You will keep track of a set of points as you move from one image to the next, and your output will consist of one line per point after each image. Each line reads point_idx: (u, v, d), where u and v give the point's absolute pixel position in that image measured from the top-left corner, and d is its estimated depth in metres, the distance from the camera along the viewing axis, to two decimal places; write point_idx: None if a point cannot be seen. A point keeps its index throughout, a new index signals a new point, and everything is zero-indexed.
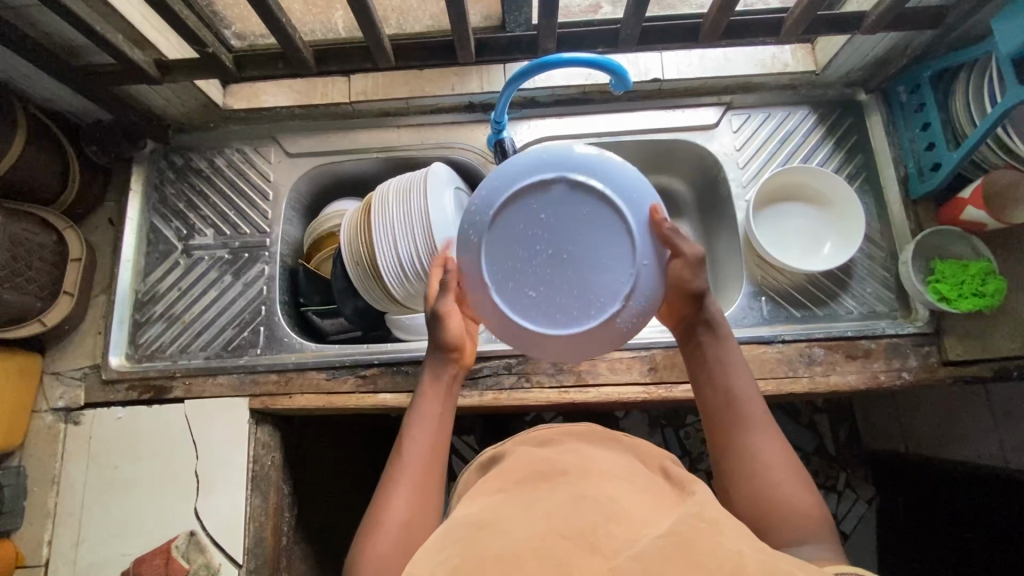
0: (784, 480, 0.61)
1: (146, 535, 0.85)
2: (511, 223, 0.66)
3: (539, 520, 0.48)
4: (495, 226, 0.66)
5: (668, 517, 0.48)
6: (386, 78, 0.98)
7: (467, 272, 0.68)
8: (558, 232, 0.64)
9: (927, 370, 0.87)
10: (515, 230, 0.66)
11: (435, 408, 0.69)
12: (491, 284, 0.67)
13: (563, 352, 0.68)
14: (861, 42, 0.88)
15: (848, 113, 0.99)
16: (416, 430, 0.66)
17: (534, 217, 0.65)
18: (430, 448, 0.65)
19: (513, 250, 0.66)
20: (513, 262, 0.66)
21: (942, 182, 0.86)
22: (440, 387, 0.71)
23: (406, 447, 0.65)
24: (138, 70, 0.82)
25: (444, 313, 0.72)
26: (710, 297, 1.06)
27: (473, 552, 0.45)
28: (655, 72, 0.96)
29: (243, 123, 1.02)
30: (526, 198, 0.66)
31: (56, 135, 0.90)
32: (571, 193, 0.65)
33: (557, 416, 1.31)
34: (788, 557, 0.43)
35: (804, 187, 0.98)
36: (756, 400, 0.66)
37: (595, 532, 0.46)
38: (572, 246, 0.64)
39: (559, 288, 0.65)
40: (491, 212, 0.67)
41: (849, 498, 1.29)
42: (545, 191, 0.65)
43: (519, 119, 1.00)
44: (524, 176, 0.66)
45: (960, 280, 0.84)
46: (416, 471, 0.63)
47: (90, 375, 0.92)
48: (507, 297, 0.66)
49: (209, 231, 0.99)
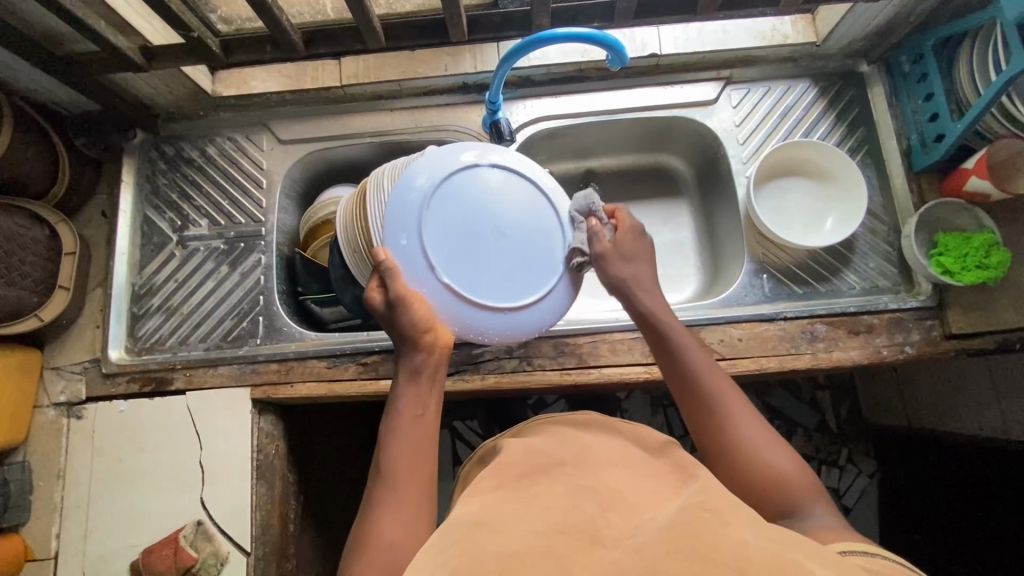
0: (764, 437, 0.62)
1: (154, 526, 0.85)
2: (446, 202, 0.69)
3: (539, 515, 0.47)
4: (427, 208, 0.68)
5: (668, 506, 0.48)
6: (377, 59, 0.95)
7: (406, 260, 0.68)
8: (492, 213, 0.69)
9: (929, 344, 0.86)
10: (453, 217, 0.69)
11: (413, 411, 0.67)
12: (442, 264, 0.68)
13: (505, 325, 0.70)
14: (862, 10, 0.86)
15: (850, 84, 0.97)
16: (397, 440, 0.64)
17: (462, 205, 0.69)
18: (416, 447, 0.64)
19: (456, 234, 0.68)
20: (455, 242, 0.68)
21: (946, 153, 0.84)
22: (416, 386, 0.68)
23: (391, 462, 0.63)
24: (122, 57, 0.80)
25: (400, 297, 0.67)
26: (712, 276, 1.05)
27: (472, 549, 0.44)
28: (653, 46, 0.94)
29: (234, 110, 1.00)
30: (454, 183, 0.69)
31: (42, 125, 0.88)
32: (499, 176, 0.71)
33: (559, 399, 1.31)
34: (797, 546, 0.42)
35: (806, 163, 0.97)
36: (718, 382, 0.66)
37: (594, 525, 0.45)
38: (503, 221, 0.69)
39: (497, 268, 0.69)
40: (422, 200, 0.68)
41: (851, 472, 1.31)
42: (477, 169, 0.70)
43: (515, 99, 0.98)
44: (450, 164, 0.70)
45: (963, 252, 0.83)
46: (403, 489, 0.61)
47: (90, 370, 0.92)
48: (452, 276, 0.68)
49: (203, 221, 0.98)
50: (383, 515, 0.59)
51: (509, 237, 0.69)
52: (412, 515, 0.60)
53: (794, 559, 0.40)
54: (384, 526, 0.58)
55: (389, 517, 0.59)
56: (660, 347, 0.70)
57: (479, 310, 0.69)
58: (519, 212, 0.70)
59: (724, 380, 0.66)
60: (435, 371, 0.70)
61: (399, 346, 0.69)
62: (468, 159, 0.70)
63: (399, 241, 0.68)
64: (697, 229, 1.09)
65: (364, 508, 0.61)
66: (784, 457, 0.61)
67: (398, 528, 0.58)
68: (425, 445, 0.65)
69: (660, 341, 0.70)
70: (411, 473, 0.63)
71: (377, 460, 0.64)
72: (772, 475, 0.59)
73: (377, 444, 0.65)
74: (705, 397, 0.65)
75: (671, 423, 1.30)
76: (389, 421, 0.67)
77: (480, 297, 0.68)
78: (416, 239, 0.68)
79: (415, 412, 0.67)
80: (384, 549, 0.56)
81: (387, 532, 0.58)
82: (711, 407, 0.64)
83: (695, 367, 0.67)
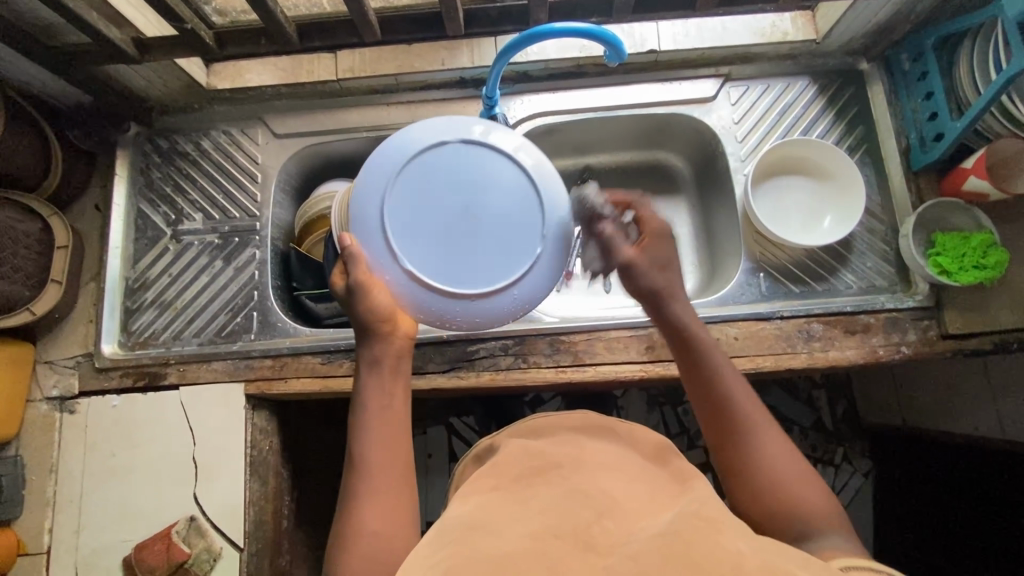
0: (790, 459, 0.60)
1: (147, 521, 0.85)
2: (411, 184, 0.65)
3: (533, 519, 0.47)
4: (390, 191, 0.64)
5: (663, 511, 0.47)
6: (373, 53, 0.95)
7: (372, 247, 0.64)
8: (462, 192, 0.65)
9: (926, 344, 0.86)
10: (419, 199, 0.64)
11: (380, 398, 0.65)
12: (408, 252, 0.64)
13: (479, 312, 0.66)
14: (863, 7, 0.85)
15: (849, 82, 0.97)
16: (369, 429, 0.62)
17: (429, 185, 0.65)
18: (388, 438, 0.62)
19: (424, 217, 0.64)
20: (423, 226, 0.64)
21: (945, 152, 0.84)
22: (380, 373, 0.66)
23: (365, 453, 0.61)
24: (115, 49, 0.79)
25: (360, 284, 0.64)
26: (709, 274, 1.05)
27: (465, 553, 0.44)
28: (652, 42, 0.93)
29: (229, 103, 0.99)
30: (419, 163, 0.65)
31: (35, 118, 0.87)
32: (468, 153, 0.66)
33: (555, 397, 1.31)
34: (792, 554, 0.42)
35: (805, 161, 0.96)
36: (747, 398, 0.63)
37: (588, 529, 0.45)
38: (473, 200, 0.65)
39: (468, 252, 0.64)
40: (384, 184, 0.64)
41: (846, 471, 1.30)
42: (444, 147, 0.66)
43: (512, 94, 0.97)
44: (415, 143, 0.66)
45: (961, 252, 0.83)
46: (381, 480, 0.60)
47: (83, 364, 0.91)
48: (418, 262, 0.64)
49: (198, 215, 0.97)
50: (364, 510, 0.58)
51: (479, 218, 0.65)
52: (393, 507, 0.58)
53: (790, 566, 0.39)
54: (366, 521, 0.57)
55: (369, 510, 0.57)
56: (693, 364, 0.66)
57: (445, 297, 0.64)
58: (490, 191, 0.65)
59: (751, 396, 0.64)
60: (397, 358, 0.67)
61: (362, 335, 0.67)
62: (434, 138, 0.66)
63: (361, 227, 0.64)
64: (694, 227, 1.09)
65: (342, 503, 0.59)
66: (813, 488, 0.59)
67: (381, 521, 0.57)
68: (396, 434, 0.63)
69: (693, 358, 0.67)
70: (386, 462, 0.61)
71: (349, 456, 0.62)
72: (792, 495, 0.58)
73: (348, 439, 0.63)
74: (738, 420, 0.62)
75: (667, 421, 1.30)
76: (356, 414, 0.64)
77: (444, 281, 0.64)
78: (380, 224, 0.64)
79: (383, 402, 0.65)
80: (367, 543, 0.55)
81: (369, 525, 0.56)
82: (744, 430, 0.62)
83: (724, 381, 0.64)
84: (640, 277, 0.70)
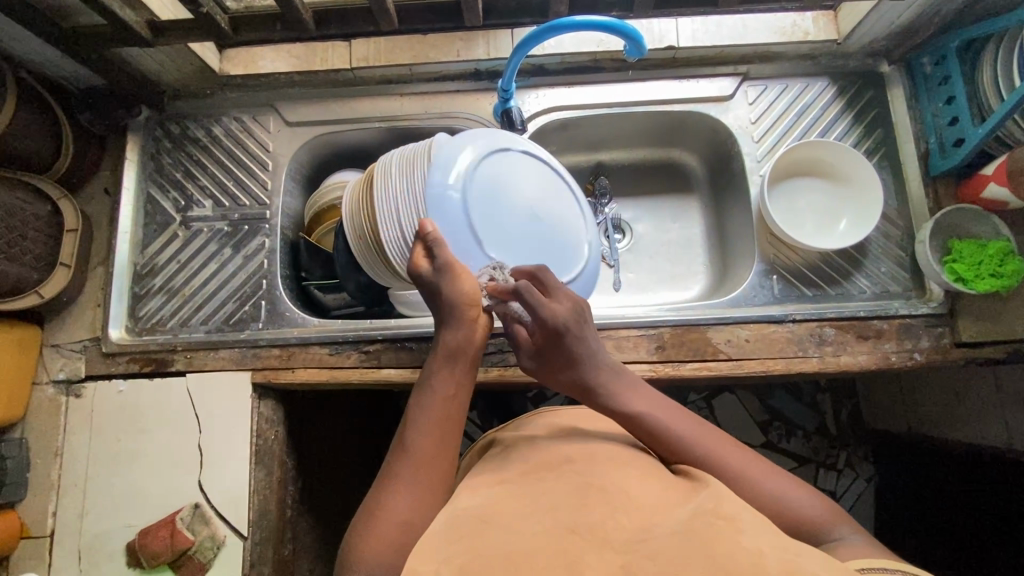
0: (775, 478, 0.57)
1: (151, 507, 0.85)
2: (482, 173, 0.78)
3: (546, 513, 0.47)
4: (467, 177, 0.77)
5: (680, 508, 0.47)
6: (388, 42, 0.94)
7: (451, 218, 0.74)
8: (523, 189, 0.80)
9: (939, 351, 0.85)
10: (490, 186, 0.78)
11: (446, 391, 0.63)
12: (484, 233, 0.76)
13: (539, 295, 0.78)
14: (887, 9, 0.84)
15: (869, 85, 0.96)
16: (426, 418, 0.61)
17: (497, 179, 0.79)
18: (443, 429, 0.61)
19: (494, 206, 0.77)
20: (494, 211, 0.77)
21: (966, 158, 0.83)
22: (451, 368, 0.65)
23: (414, 440, 0.59)
24: (130, 32, 0.78)
25: (444, 266, 0.66)
26: (720, 275, 1.04)
27: (478, 548, 0.43)
28: (670, 38, 0.92)
29: (241, 90, 0.98)
30: (486, 159, 0.79)
31: (47, 99, 0.86)
32: (523, 159, 0.82)
33: (559, 393, 1.31)
34: (810, 553, 0.41)
35: (822, 163, 0.95)
36: (703, 438, 0.60)
37: (602, 525, 0.45)
38: (532, 198, 0.80)
39: (529, 238, 0.79)
40: (462, 168, 0.77)
41: (848, 475, 1.31)
42: (505, 152, 0.81)
43: (527, 88, 0.96)
44: (481, 144, 0.80)
45: (978, 260, 0.82)
46: (419, 469, 0.57)
47: (90, 349, 0.91)
48: (489, 240, 0.76)
49: (207, 202, 0.97)
50: (393, 494, 0.55)
51: (538, 212, 0.80)
52: (424, 497, 0.56)
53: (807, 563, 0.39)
54: (397, 505, 0.54)
55: (401, 495, 0.55)
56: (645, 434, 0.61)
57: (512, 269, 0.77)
58: (542, 193, 0.81)
59: (711, 433, 0.60)
60: (470, 356, 0.66)
61: (445, 321, 0.67)
62: (497, 143, 0.81)
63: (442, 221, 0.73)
64: (706, 227, 1.08)
65: (376, 485, 0.58)
66: (801, 494, 0.57)
67: (412, 507, 0.55)
68: (450, 428, 0.61)
69: (642, 430, 0.61)
70: (433, 453, 0.59)
71: (400, 434, 0.61)
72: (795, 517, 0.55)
73: (404, 417, 0.62)
74: (721, 472, 0.57)
75: None
76: (418, 395, 0.64)
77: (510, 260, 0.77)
78: (457, 204, 0.75)
79: (446, 391, 0.63)
80: (394, 526, 0.53)
81: (399, 510, 0.54)
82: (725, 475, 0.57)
83: (680, 434, 0.60)
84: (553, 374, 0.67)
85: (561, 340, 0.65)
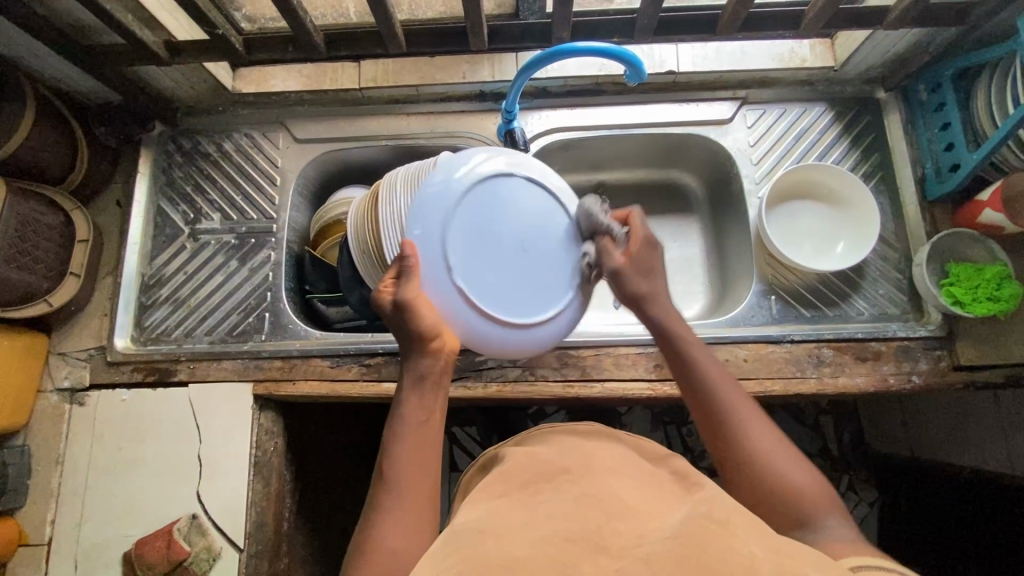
0: (780, 451, 0.60)
1: (149, 516, 0.85)
2: (479, 202, 0.69)
3: (544, 521, 0.47)
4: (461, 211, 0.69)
5: (673, 516, 0.47)
6: (396, 64, 0.97)
7: (430, 259, 0.67)
8: (518, 221, 0.70)
9: (938, 374, 0.85)
10: (483, 216, 0.69)
11: (417, 416, 0.63)
12: (466, 276, 0.68)
13: (502, 346, 0.71)
14: (882, 38, 0.86)
15: (865, 110, 0.98)
16: (400, 448, 0.61)
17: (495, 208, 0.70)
18: (421, 456, 0.61)
19: (486, 242, 0.69)
20: (481, 245, 0.69)
21: (960, 183, 0.84)
22: (419, 392, 0.64)
23: (393, 471, 0.60)
24: (147, 51, 0.81)
25: (406, 302, 0.64)
26: (719, 293, 1.05)
27: (476, 555, 0.44)
28: (671, 64, 0.95)
29: (253, 107, 1.01)
30: (489, 184, 0.70)
31: (64, 113, 0.89)
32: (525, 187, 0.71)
33: (559, 410, 1.31)
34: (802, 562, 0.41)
35: (818, 186, 0.97)
36: (726, 383, 0.65)
37: (601, 533, 0.45)
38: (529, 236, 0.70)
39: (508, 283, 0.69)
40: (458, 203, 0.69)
41: (851, 499, 1.29)
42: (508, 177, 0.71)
43: (530, 109, 0.99)
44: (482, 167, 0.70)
45: (975, 284, 0.82)
46: (402, 500, 0.58)
47: (95, 357, 0.92)
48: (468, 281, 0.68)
49: (216, 215, 0.99)
50: (382, 527, 0.56)
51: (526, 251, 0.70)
52: (413, 524, 0.57)
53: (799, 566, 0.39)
54: (385, 535, 0.55)
55: (388, 525, 0.56)
56: (679, 363, 0.67)
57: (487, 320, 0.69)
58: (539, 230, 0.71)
59: (736, 388, 0.65)
60: (439, 377, 0.66)
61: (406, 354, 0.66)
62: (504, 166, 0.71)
63: (425, 254, 0.67)
64: (706, 248, 1.09)
65: (364, 516, 0.58)
66: (795, 466, 0.59)
67: (398, 535, 0.56)
68: (428, 456, 0.61)
69: (672, 355, 0.69)
70: (411, 479, 0.59)
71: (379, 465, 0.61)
72: (788, 491, 0.57)
73: (379, 450, 0.62)
74: (727, 419, 0.62)
75: (672, 441, 1.29)
76: (391, 424, 0.63)
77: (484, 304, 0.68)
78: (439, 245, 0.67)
79: (419, 419, 0.63)
80: (385, 556, 0.54)
81: (387, 539, 0.55)
82: (731, 428, 0.62)
83: (702, 369, 0.66)
84: (626, 285, 0.70)
85: (647, 254, 0.72)
